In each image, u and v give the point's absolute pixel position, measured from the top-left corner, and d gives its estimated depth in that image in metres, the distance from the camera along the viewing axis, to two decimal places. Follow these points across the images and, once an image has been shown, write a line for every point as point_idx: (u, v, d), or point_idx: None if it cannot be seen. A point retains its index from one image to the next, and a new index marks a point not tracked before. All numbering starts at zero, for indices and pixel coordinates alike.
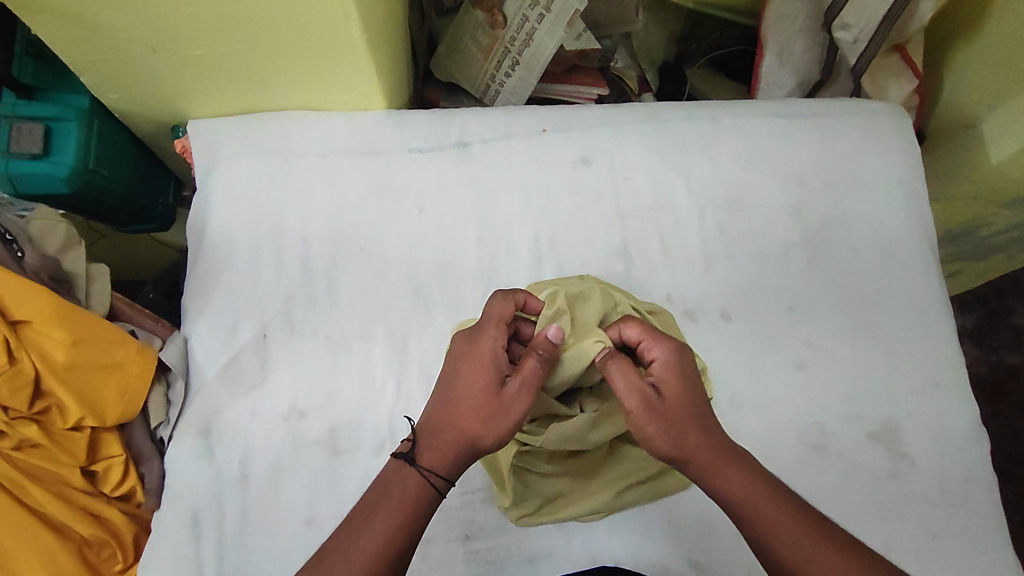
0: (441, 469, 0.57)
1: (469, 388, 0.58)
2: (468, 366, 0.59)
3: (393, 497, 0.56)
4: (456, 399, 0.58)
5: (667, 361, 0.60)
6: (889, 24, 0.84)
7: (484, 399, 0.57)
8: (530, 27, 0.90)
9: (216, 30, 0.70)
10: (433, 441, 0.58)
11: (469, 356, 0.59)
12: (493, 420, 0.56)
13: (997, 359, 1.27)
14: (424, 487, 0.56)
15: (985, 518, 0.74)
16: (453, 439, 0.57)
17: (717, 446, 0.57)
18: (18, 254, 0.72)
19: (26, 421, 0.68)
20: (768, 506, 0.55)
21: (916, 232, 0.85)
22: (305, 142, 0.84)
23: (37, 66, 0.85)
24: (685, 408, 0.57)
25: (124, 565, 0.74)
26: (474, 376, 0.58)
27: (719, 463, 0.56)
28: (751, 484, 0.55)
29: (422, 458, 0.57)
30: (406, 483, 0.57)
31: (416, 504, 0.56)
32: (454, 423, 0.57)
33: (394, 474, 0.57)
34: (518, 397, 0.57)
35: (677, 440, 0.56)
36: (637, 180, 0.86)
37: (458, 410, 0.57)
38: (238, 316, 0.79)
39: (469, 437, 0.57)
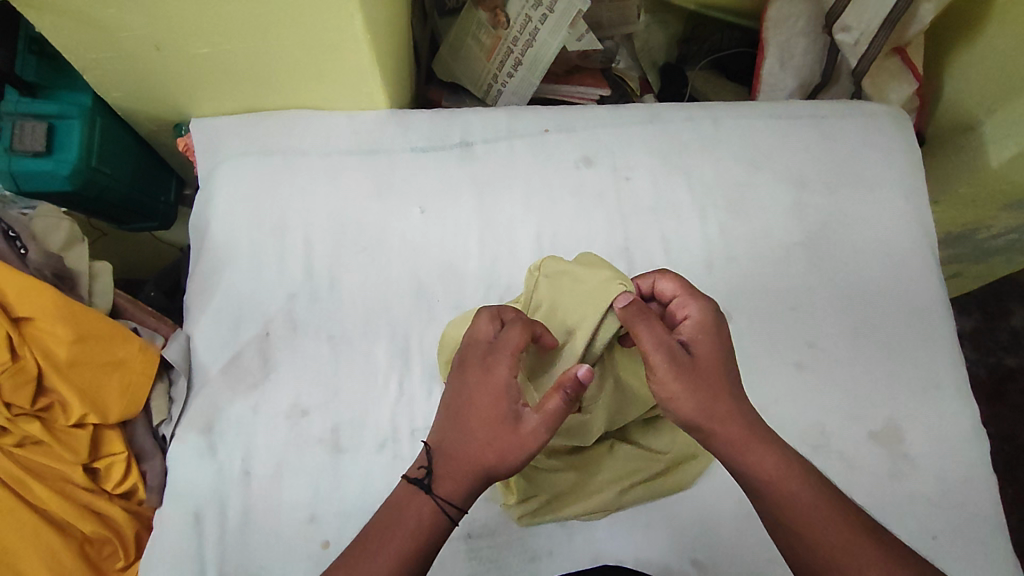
0: (456, 498, 0.57)
1: (484, 416, 0.57)
2: (482, 393, 0.58)
3: (407, 525, 0.56)
4: (472, 427, 0.58)
5: (700, 323, 0.59)
6: (890, 26, 0.85)
7: (500, 432, 0.56)
8: (533, 28, 0.90)
9: (220, 29, 0.70)
10: (449, 470, 0.58)
11: (483, 385, 0.58)
12: (509, 454, 0.56)
13: (996, 361, 1.27)
14: (437, 516, 0.57)
15: (984, 518, 0.74)
16: (468, 468, 0.57)
17: (747, 422, 0.57)
18: (22, 252, 0.73)
19: (28, 417, 0.69)
20: (800, 488, 0.55)
21: (916, 233, 0.85)
22: (307, 141, 0.84)
23: (41, 64, 0.85)
24: (717, 377, 0.57)
25: (126, 563, 0.74)
26: (488, 407, 0.57)
27: (750, 440, 0.56)
28: (782, 464, 0.55)
29: (438, 487, 0.57)
30: (421, 511, 0.57)
31: (428, 532, 0.57)
32: (469, 454, 0.57)
33: (408, 500, 0.58)
34: (538, 432, 0.56)
35: (707, 409, 0.56)
36: (638, 180, 0.86)
37: (474, 440, 0.57)
38: (240, 314, 0.79)
39: (485, 468, 0.57)
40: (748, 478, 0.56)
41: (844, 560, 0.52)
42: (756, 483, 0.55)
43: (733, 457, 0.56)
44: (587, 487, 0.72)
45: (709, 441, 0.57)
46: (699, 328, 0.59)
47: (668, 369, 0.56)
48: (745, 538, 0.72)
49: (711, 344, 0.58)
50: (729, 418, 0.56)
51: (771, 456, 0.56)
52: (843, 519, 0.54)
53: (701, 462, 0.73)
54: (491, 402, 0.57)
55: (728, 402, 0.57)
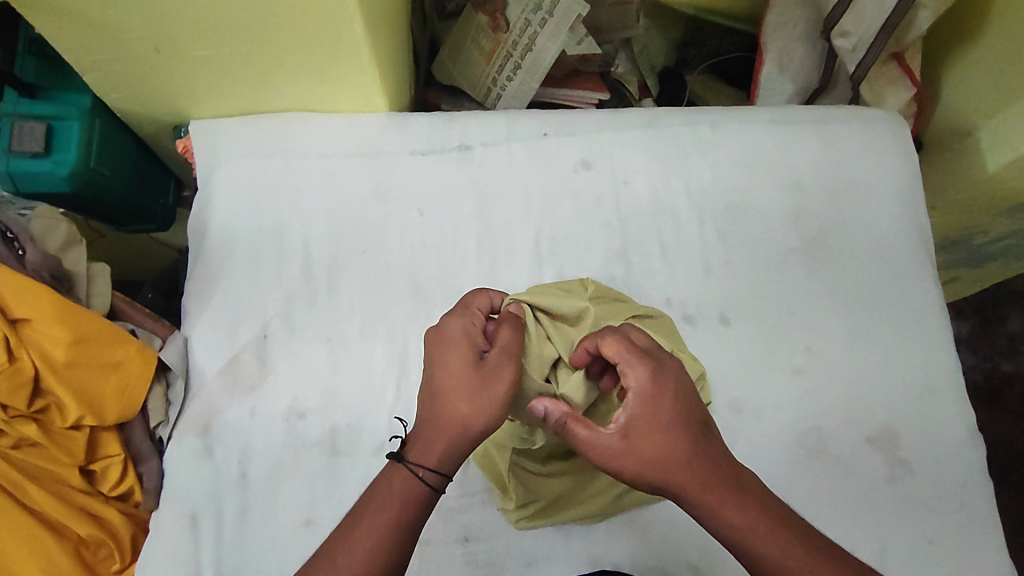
0: (431, 461, 0.55)
1: (450, 369, 0.57)
2: (444, 350, 0.58)
3: (382, 496, 0.55)
4: (439, 385, 0.57)
5: (642, 393, 0.56)
6: (886, 34, 0.85)
7: (466, 376, 0.56)
8: (533, 31, 0.91)
9: (218, 31, 0.70)
10: (423, 436, 0.56)
11: (443, 342, 0.58)
12: (479, 394, 0.56)
13: (993, 366, 1.27)
14: (411, 482, 0.55)
15: (981, 524, 0.74)
16: (443, 426, 0.56)
17: (711, 484, 0.54)
18: (20, 253, 0.72)
19: (25, 419, 0.68)
20: (780, 547, 0.52)
21: (913, 238, 0.85)
22: (307, 143, 0.84)
23: (40, 64, 0.85)
24: (667, 444, 0.54)
25: (122, 565, 0.74)
26: (452, 356, 0.57)
27: (716, 504, 0.53)
28: (754, 521, 0.53)
29: (410, 455, 0.56)
30: (393, 481, 0.55)
31: (405, 501, 0.55)
32: (441, 410, 0.56)
33: (382, 475, 0.56)
34: (500, 367, 0.57)
35: (659, 483, 0.54)
36: (637, 185, 0.86)
37: (443, 396, 0.56)
38: (239, 316, 0.79)
39: (458, 418, 0.55)
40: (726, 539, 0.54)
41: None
42: (731, 543, 0.53)
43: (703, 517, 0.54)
44: (585, 491, 0.73)
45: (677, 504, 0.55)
46: (642, 397, 0.56)
47: (612, 458, 0.55)
48: None
49: (656, 412, 0.55)
50: (690, 480, 0.54)
51: (742, 515, 0.53)
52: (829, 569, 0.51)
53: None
54: (455, 352, 0.57)
55: (686, 467, 0.54)
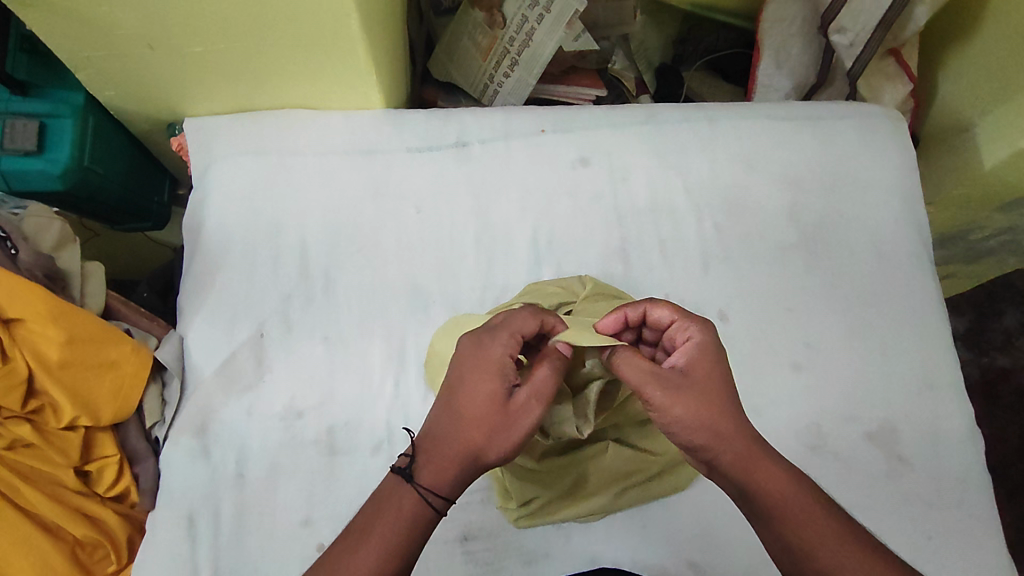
0: (441, 488, 0.55)
1: (479, 399, 0.56)
2: (477, 374, 0.56)
3: (390, 517, 0.54)
4: (462, 410, 0.56)
5: (699, 343, 0.58)
6: (882, 30, 0.86)
7: (494, 410, 0.55)
8: (530, 27, 0.90)
9: (214, 27, 0.69)
10: (435, 458, 0.55)
11: (476, 364, 0.57)
12: (499, 431, 0.55)
13: (989, 361, 1.28)
14: (419, 506, 0.54)
15: (980, 519, 0.74)
16: (455, 451, 0.55)
17: (753, 441, 0.55)
18: (12, 252, 0.70)
19: (19, 420, 0.68)
20: (812, 510, 0.53)
21: (910, 234, 0.85)
22: (303, 140, 0.84)
23: (31, 61, 0.84)
24: (716, 393, 0.56)
25: (118, 566, 0.73)
26: (483, 385, 0.56)
27: (758, 458, 0.54)
28: (792, 481, 0.54)
29: (421, 476, 0.55)
30: (402, 502, 0.55)
31: (413, 524, 0.54)
32: (460, 437, 0.55)
33: (390, 493, 0.55)
34: (528, 408, 0.56)
35: (710, 428, 0.54)
36: (635, 180, 0.86)
37: (465, 422, 0.55)
38: (235, 315, 0.78)
39: (473, 450, 0.55)
40: (758, 500, 0.54)
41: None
42: (768, 503, 0.53)
43: (739, 476, 0.54)
44: (585, 488, 0.72)
45: (714, 462, 0.55)
46: (698, 349, 0.58)
47: (666, 398, 0.55)
48: (742, 539, 0.72)
49: (711, 362, 0.57)
50: (735, 435, 0.55)
51: (779, 474, 0.54)
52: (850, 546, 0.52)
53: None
54: (490, 382, 0.56)
55: (732, 418, 0.55)
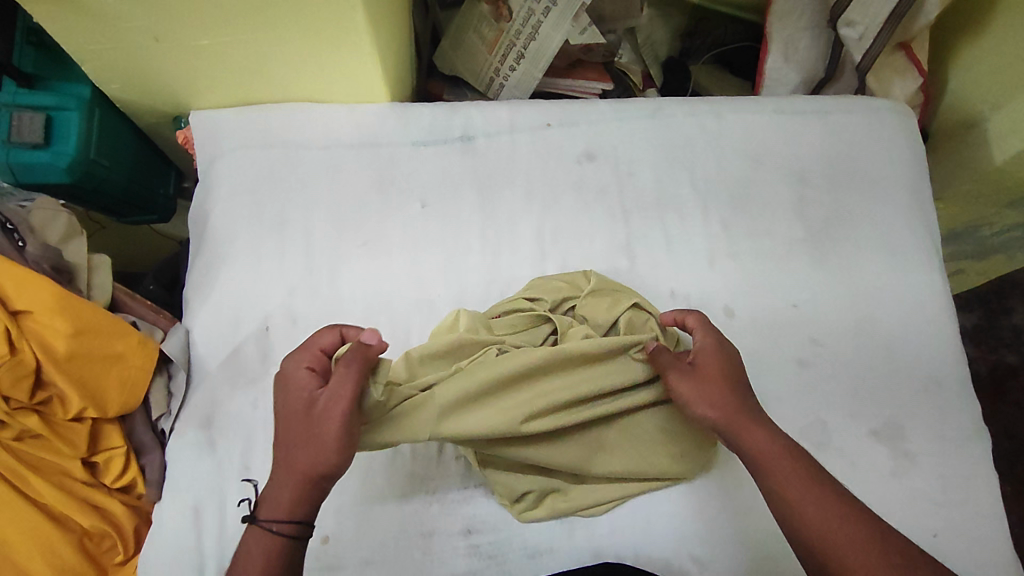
0: (282, 512, 0.55)
1: (289, 422, 0.57)
2: (283, 402, 0.58)
3: (245, 558, 0.54)
4: (280, 436, 0.57)
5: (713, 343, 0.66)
6: (894, 22, 0.85)
7: (302, 426, 0.56)
8: (537, 20, 0.89)
9: (219, 20, 0.69)
10: (270, 489, 0.56)
11: (283, 392, 0.58)
12: (311, 441, 0.55)
13: (996, 358, 1.27)
14: (272, 536, 0.55)
15: (985, 516, 0.74)
16: (286, 474, 0.55)
17: (741, 408, 0.61)
18: (20, 245, 0.72)
19: (27, 411, 0.68)
20: (788, 464, 0.56)
21: (918, 229, 0.85)
22: (308, 133, 0.84)
23: (38, 55, 0.84)
24: (722, 377, 0.63)
25: (125, 557, 0.74)
26: (289, 409, 0.57)
27: (746, 421, 0.59)
28: (778, 442, 0.58)
29: (262, 511, 0.55)
30: (254, 539, 0.55)
31: (269, 555, 0.54)
32: (284, 462, 0.56)
33: (244, 535, 0.56)
34: (329, 411, 0.55)
35: (713, 403, 0.61)
36: (640, 175, 0.85)
37: (283, 446, 0.56)
38: (240, 308, 0.79)
39: (298, 469, 0.55)
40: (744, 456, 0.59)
41: (818, 518, 0.53)
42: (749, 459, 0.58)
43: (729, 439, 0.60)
44: (584, 481, 0.72)
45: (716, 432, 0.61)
46: (708, 346, 0.65)
47: (676, 378, 0.64)
48: (743, 533, 0.72)
49: (720, 355, 0.64)
50: (730, 409, 0.60)
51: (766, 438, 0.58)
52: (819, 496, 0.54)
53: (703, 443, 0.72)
54: (292, 406, 0.57)
55: (733, 397, 0.61)
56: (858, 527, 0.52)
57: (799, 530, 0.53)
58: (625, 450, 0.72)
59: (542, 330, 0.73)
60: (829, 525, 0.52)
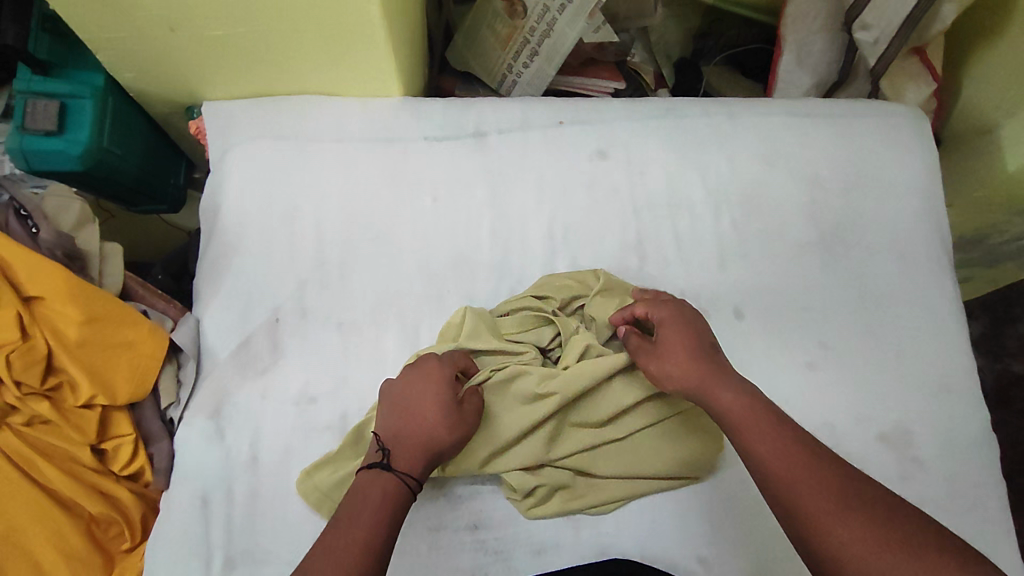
0: (415, 473, 0.60)
1: (434, 403, 0.64)
2: (429, 385, 0.65)
3: (377, 498, 0.57)
4: (424, 411, 0.63)
5: (671, 313, 0.66)
6: (909, 28, 0.84)
7: (450, 412, 0.64)
8: (551, 17, 0.88)
9: (236, 11, 0.70)
10: (407, 448, 0.61)
11: (423, 377, 0.65)
12: (456, 430, 0.64)
13: (1002, 367, 1.27)
14: (402, 489, 0.59)
15: (991, 523, 0.73)
16: (423, 444, 0.62)
17: (706, 368, 0.61)
18: (34, 231, 0.72)
19: (38, 396, 0.68)
20: (754, 419, 0.56)
21: (930, 235, 0.85)
22: (321, 126, 0.84)
23: (53, 41, 0.84)
24: (686, 343, 0.63)
25: (133, 544, 0.74)
26: (435, 394, 0.64)
27: (712, 381, 0.60)
28: (742, 399, 0.58)
29: (398, 465, 0.60)
30: (385, 485, 0.58)
31: (395, 503, 0.58)
32: (426, 433, 0.62)
33: (369, 480, 0.59)
34: (473, 415, 0.66)
35: (674, 375, 0.62)
36: (652, 175, 0.85)
37: (427, 420, 0.63)
38: (251, 300, 0.79)
39: (439, 445, 0.62)
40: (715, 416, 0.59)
41: (781, 467, 0.53)
42: (720, 416, 0.58)
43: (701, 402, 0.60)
44: (594, 478, 0.72)
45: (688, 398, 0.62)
46: (666, 319, 0.66)
47: (644, 360, 0.66)
48: (749, 534, 0.72)
49: (676, 326, 0.65)
50: (692, 375, 0.61)
51: (734, 396, 0.58)
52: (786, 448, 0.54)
53: (718, 441, 0.73)
54: (441, 391, 0.65)
55: (695, 362, 0.62)
56: (820, 477, 0.51)
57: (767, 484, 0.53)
58: (630, 451, 0.72)
59: (547, 332, 0.75)
60: (792, 477, 0.52)
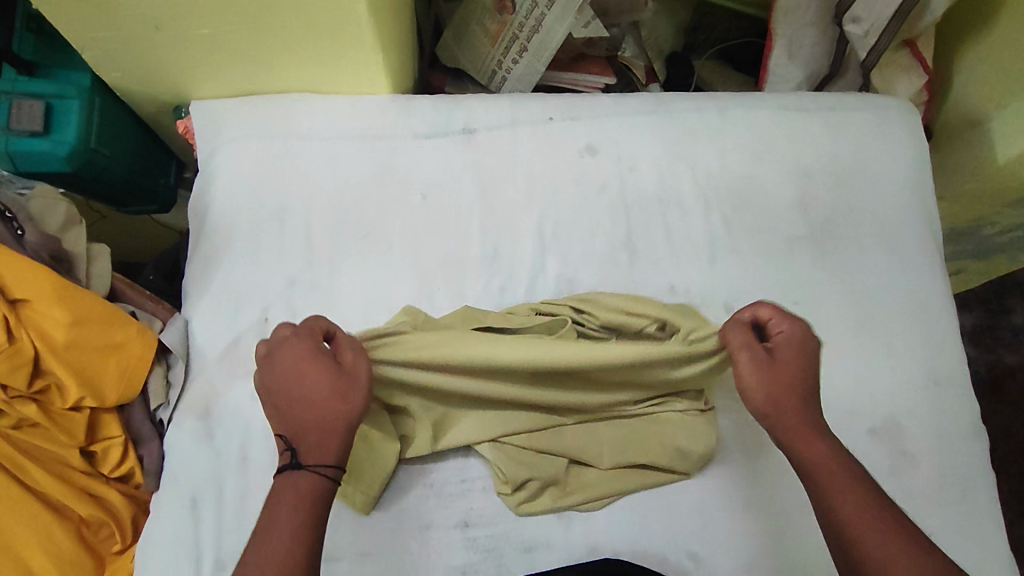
0: (329, 457, 0.56)
1: (314, 382, 0.58)
2: (300, 366, 0.59)
3: (290, 503, 0.54)
4: (307, 396, 0.58)
5: (792, 337, 0.62)
6: (901, 18, 0.84)
7: (333, 383, 0.58)
8: (540, 13, 0.89)
9: (220, 10, 0.69)
10: (308, 440, 0.57)
11: (292, 360, 0.59)
12: (349, 396, 0.58)
13: (995, 358, 1.27)
14: (319, 481, 0.55)
15: (981, 516, 0.73)
16: (322, 426, 0.57)
17: (804, 415, 0.60)
18: (19, 232, 0.71)
19: (26, 400, 0.68)
20: (842, 478, 0.56)
21: (920, 228, 0.85)
22: (309, 125, 0.84)
23: (37, 41, 0.84)
24: (794, 379, 0.60)
25: (124, 546, 0.74)
26: (311, 372, 0.58)
27: (808, 430, 0.59)
28: (836, 458, 0.58)
29: (306, 460, 0.56)
30: (299, 486, 0.55)
31: (314, 497, 0.55)
32: (320, 416, 0.57)
33: (281, 488, 0.55)
34: (359, 366, 0.60)
35: (772, 400, 0.60)
36: (642, 170, 0.85)
37: (315, 403, 0.57)
38: (239, 300, 0.79)
39: (338, 420, 0.57)
40: (799, 465, 0.59)
41: (870, 540, 0.53)
42: (803, 468, 0.58)
43: (786, 444, 0.60)
44: (583, 475, 0.73)
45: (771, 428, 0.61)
46: (793, 340, 0.62)
47: (745, 364, 0.61)
48: (739, 530, 0.72)
49: (796, 355, 0.61)
50: (790, 414, 0.60)
51: (826, 451, 0.58)
52: (873, 516, 0.54)
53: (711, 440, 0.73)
54: (312, 368, 0.58)
55: (795, 402, 0.60)
56: (914, 555, 0.52)
57: (845, 544, 0.54)
58: (624, 446, 0.73)
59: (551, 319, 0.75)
60: (883, 547, 0.52)
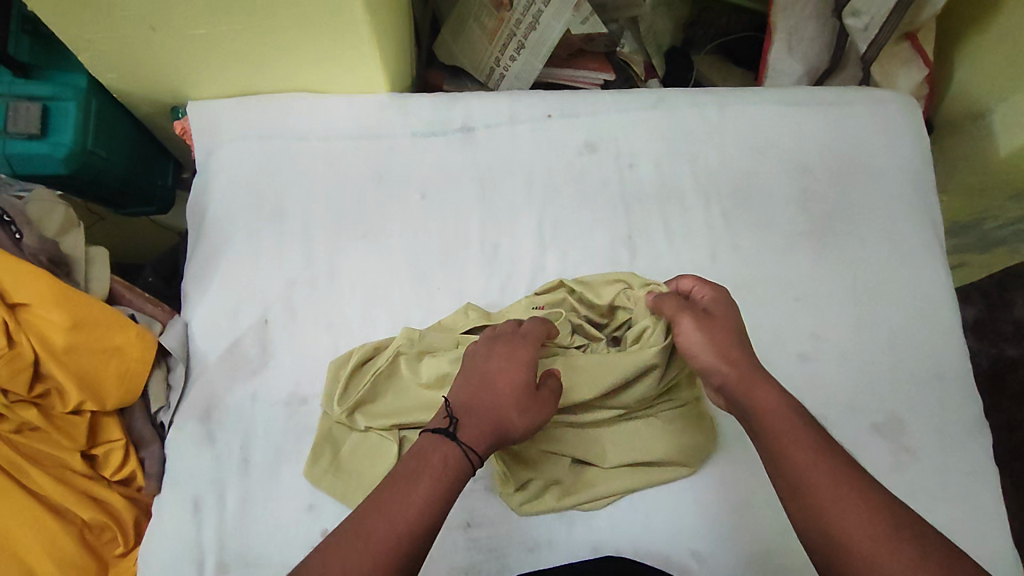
0: (479, 448, 0.56)
1: (507, 381, 0.60)
2: (508, 361, 0.61)
3: (432, 467, 0.54)
4: (496, 384, 0.60)
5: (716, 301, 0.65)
6: (900, 13, 0.83)
7: (525, 393, 0.60)
8: (537, 10, 0.88)
9: (215, 9, 0.69)
10: (472, 418, 0.58)
11: (506, 357, 0.62)
12: (530, 413, 0.60)
13: (997, 352, 1.26)
14: (462, 464, 0.55)
15: (985, 512, 0.73)
16: (488, 417, 0.58)
17: (747, 365, 0.60)
18: (17, 236, 0.71)
19: (26, 404, 0.68)
20: (792, 422, 0.55)
21: (921, 223, 0.84)
22: (306, 124, 0.83)
23: (33, 44, 0.83)
24: (727, 334, 0.62)
25: (125, 548, 0.74)
26: (513, 371, 0.60)
27: (754, 379, 0.59)
28: (786, 403, 0.57)
29: (463, 434, 0.56)
30: (446, 456, 0.55)
31: (450, 478, 0.54)
32: (497, 409, 0.58)
33: (432, 446, 0.55)
34: (550, 400, 0.62)
35: (714, 360, 0.61)
36: (642, 166, 0.85)
37: (500, 397, 0.59)
38: (238, 301, 0.78)
39: (506, 424, 0.58)
40: (752, 414, 0.58)
41: (816, 472, 0.52)
42: (754, 416, 0.57)
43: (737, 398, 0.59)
44: (586, 476, 0.73)
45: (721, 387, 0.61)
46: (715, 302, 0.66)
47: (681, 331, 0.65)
48: (742, 527, 0.72)
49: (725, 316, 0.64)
50: (732, 371, 0.60)
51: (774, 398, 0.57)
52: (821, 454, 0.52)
53: (710, 437, 0.74)
54: (517, 370, 0.61)
55: (737, 357, 0.61)
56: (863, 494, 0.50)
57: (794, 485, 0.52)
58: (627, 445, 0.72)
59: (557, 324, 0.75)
60: (833, 487, 0.50)
